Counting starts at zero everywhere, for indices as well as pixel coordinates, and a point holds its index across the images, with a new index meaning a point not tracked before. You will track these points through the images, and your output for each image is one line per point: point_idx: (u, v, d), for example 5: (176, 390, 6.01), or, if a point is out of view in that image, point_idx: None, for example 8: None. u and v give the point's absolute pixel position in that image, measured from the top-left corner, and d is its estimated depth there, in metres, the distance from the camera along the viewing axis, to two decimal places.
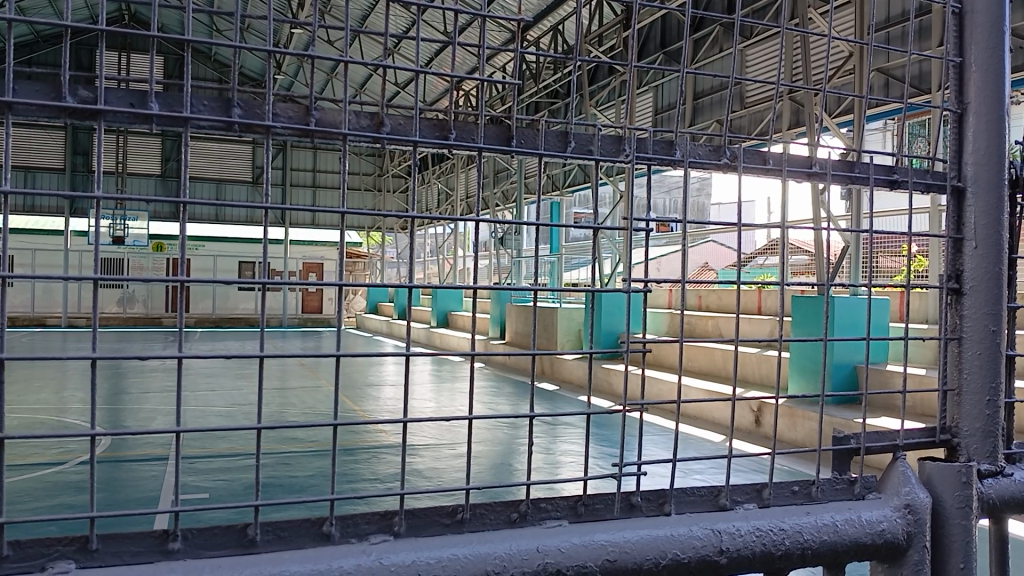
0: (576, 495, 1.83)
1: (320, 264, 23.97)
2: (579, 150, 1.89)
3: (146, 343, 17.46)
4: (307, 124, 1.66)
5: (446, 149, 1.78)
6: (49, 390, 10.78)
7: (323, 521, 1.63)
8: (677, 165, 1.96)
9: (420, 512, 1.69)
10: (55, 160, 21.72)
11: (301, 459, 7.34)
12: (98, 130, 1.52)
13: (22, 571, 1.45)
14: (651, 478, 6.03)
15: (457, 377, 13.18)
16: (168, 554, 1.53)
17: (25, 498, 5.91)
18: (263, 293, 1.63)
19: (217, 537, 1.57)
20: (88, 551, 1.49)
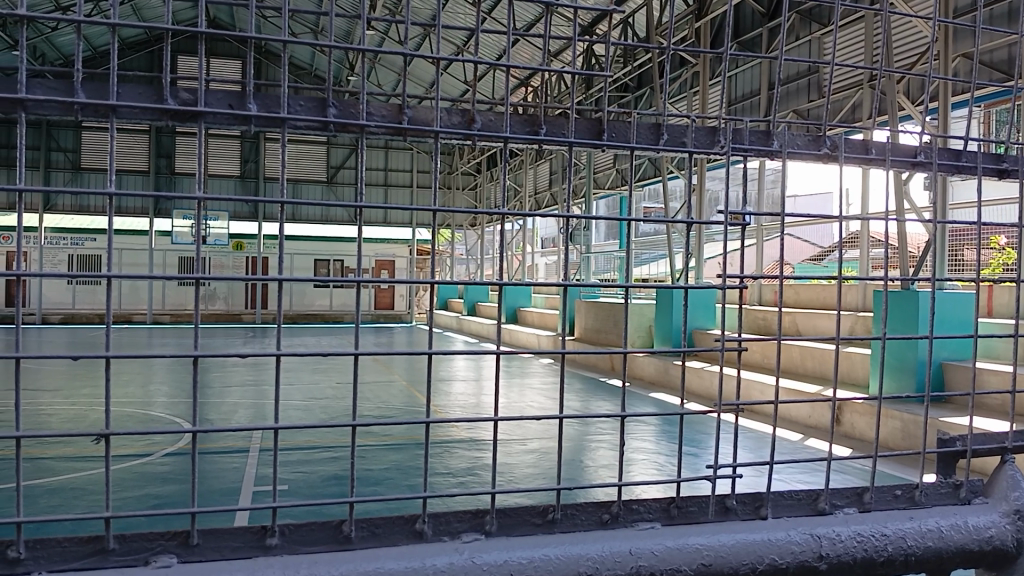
0: (670, 500, 2.26)
1: (392, 262, 24.23)
2: (672, 140, 2.26)
3: (228, 338, 18.02)
4: (399, 123, 2.04)
5: (535, 142, 2.15)
6: (136, 385, 11.24)
7: (416, 519, 2.09)
8: (775, 154, 2.36)
9: (510, 514, 2.13)
10: (140, 162, 22.54)
11: (376, 453, 7.47)
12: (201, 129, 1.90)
13: (131, 561, 1.91)
14: (747, 480, 5.86)
15: (527, 373, 13.20)
16: (267, 549, 1.99)
17: (117, 488, 6.18)
18: (352, 267, 2.00)
19: (314, 530, 2.03)
20: (189, 546, 1.96)
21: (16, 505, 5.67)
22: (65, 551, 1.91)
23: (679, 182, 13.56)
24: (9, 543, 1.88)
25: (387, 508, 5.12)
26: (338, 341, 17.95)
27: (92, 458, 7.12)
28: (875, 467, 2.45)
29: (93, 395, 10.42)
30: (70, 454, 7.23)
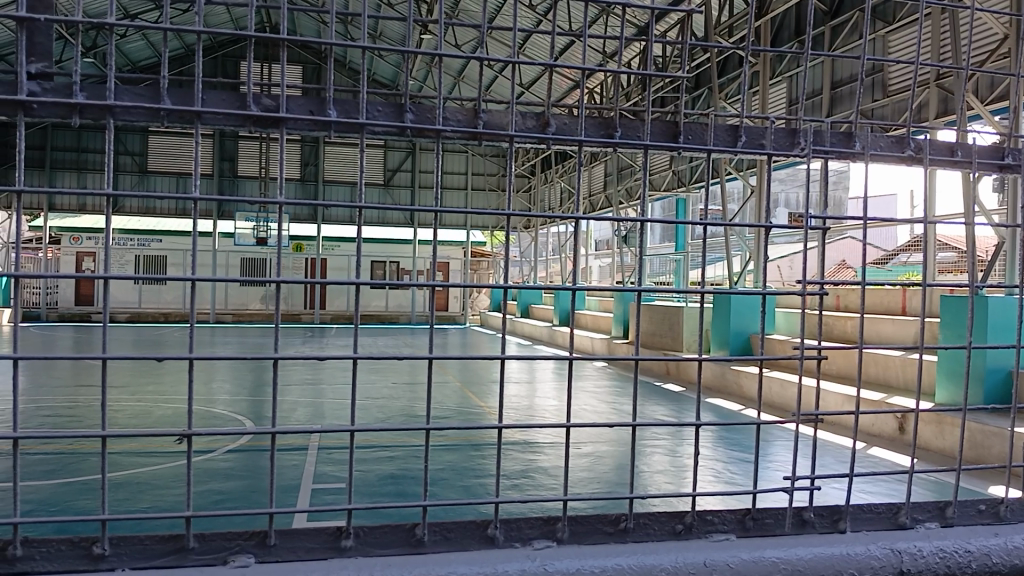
0: (744, 513, 2.50)
1: (447, 264, 24.48)
2: (753, 142, 2.59)
3: (287, 337, 18.41)
4: (474, 128, 2.40)
5: (611, 144, 2.49)
6: (199, 383, 11.52)
7: (488, 525, 2.35)
8: (858, 154, 2.64)
9: (583, 522, 2.40)
10: (205, 166, 23.15)
11: (430, 453, 7.53)
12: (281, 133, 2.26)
13: (209, 560, 2.17)
14: (826, 492, 5.67)
15: (580, 376, 13.16)
16: (341, 550, 2.25)
17: (182, 483, 6.35)
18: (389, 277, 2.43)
19: (388, 534, 2.30)
20: (265, 547, 2.21)
21: (86, 499, 5.86)
22: (147, 548, 2.16)
23: (737, 184, 13.42)
24: (95, 540, 2.13)
25: (443, 513, 5.15)
26: (393, 341, 18.12)
27: (157, 454, 7.32)
28: (957, 481, 2.67)
29: (157, 392, 10.69)
30: (135, 450, 7.44)
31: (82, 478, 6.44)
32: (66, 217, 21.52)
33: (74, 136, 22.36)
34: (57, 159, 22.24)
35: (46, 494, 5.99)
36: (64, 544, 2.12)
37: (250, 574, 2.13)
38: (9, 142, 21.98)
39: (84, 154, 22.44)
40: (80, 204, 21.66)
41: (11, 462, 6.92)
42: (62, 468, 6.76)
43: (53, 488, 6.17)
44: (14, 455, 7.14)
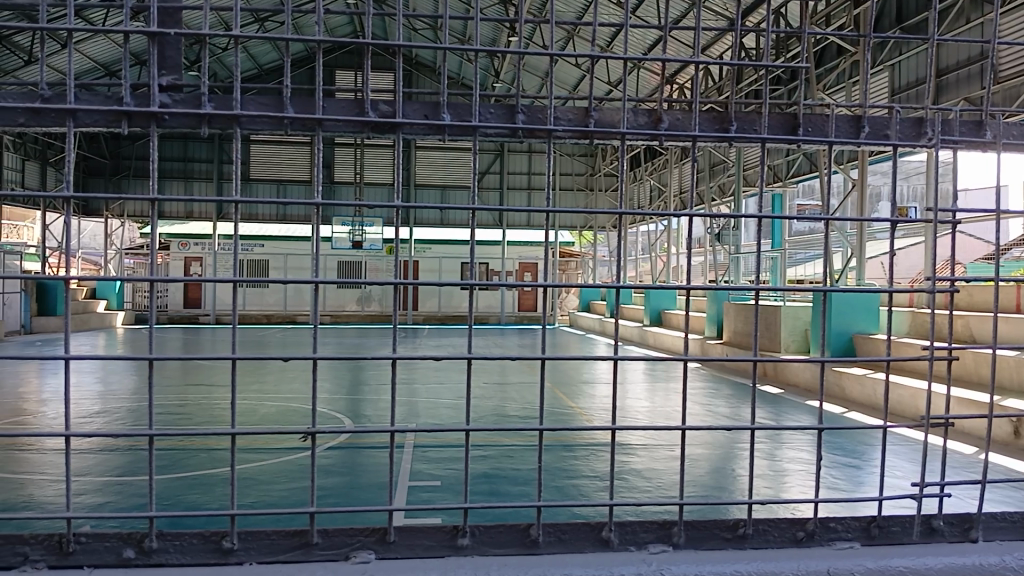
0: (868, 522, 2.95)
1: (535, 264, 24.55)
2: (875, 133, 2.99)
3: (381, 338, 18.84)
4: (586, 127, 2.93)
5: (726, 137, 2.97)
6: (299, 382, 11.94)
7: (604, 529, 2.85)
8: (988, 141, 3.02)
9: (700, 530, 2.88)
10: (303, 173, 23.94)
11: (522, 453, 7.58)
12: (396, 137, 2.85)
13: (332, 553, 2.73)
14: (956, 501, 5.39)
15: (671, 377, 12.98)
16: (459, 548, 2.79)
17: (284, 479, 6.59)
18: (476, 280, 3.00)
19: (503, 533, 2.83)
20: (385, 543, 2.77)
21: (197, 493, 6.15)
22: (274, 544, 2.73)
23: (837, 178, 12.90)
24: (225, 536, 2.70)
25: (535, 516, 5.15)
26: (484, 342, 18.30)
27: (260, 450, 7.61)
28: None
29: (260, 390, 11.11)
30: (241, 446, 7.75)
31: (194, 473, 6.77)
32: (174, 224, 22.70)
33: (180, 146, 23.46)
34: (165, 169, 23.38)
35: (162, 487, 6.34)
36: (197, 539, 2.68)
37: (369, 568, 2.68)
38: (121, 153, 23.20)
39: (190, 163, 23.52)
40: (187, 211, 22.76)
41: (129, 457, 7.34)
42: (175, 463, 7.12)
43: (167, 481, 6.52)
44: (132, 450, 7.56)
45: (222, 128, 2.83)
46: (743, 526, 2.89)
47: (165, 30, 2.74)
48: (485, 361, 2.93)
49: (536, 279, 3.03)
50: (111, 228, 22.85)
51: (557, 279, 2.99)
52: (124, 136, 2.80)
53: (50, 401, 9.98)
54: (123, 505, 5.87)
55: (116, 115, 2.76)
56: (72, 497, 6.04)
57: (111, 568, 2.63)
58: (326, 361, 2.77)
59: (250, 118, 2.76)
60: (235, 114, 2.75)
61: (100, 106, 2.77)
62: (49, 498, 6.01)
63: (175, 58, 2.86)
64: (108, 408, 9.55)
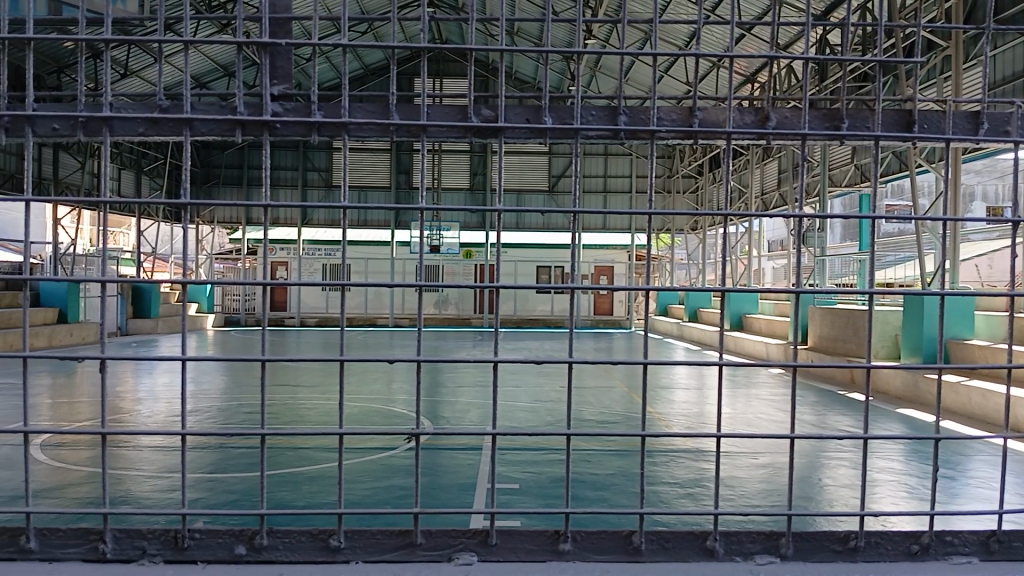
0: (989, 538, 3.25)
1: (611, 267, 24.37)
2: (992, 127, 3.15)
3: (458, 342, 19.04)
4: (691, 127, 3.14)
5: (839, 135, 3.16)
6: (379, 383, 12.18)
7: (709, 540, 3.22)
8: None
9: (813, 542, 3.23)
10: (383, 179, 24.37)
11: (601, 457, 7.53)
12: (498, 140, 3.07)
13: (436, 554, 3.16)
14: None
15: (753, 383, 12.69)
16: (560, 552, 3.18)
17: (367, 478, 6.70)
18: (564, 288, 3.19)
19: (602, 539, 3.21)
20: (486, 546, 3.19)
21: (283, 491, 6.32)
22: (379, 543, 3.18)
23: (928, 177, 12.39)
24: (333, 535, 3.16)
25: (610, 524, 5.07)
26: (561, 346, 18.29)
27: (344, 450, 7.79)
28: None
29: (344, 391, 11.40)
30: (326, 445, 7.94)
31: (282, 470, 6.96)
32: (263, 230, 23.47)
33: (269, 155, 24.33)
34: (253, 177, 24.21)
35: (250, 484, 6.54)
36: (306, 537, 3.15)
37: (471, 569, 3.11)
38: (211, 161, 24.12)
39: (277, 171, 24.30)
40: (273, 217, 23.46)
41: (220, 454, 7.61)
42: (263, 461, 7.35)
43: (256, 478, 6.73)
44: (222, 448, 7.83)
45: (329, 134, 3.10)
46: (855, 539, 3.22)
47: (277, 41, 2.99)
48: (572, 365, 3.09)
49: (629, 279, 3.24)
50: (202, 234, 23.80)
51: (656, 279, 3.23)
52: (237, 143, 3.06)
53: (147, 399, 10.45)
54: (215, 501, 6.08)
55: (231, 124, 3.03)
56: (167, 492, 6.29)
57: (224, 563, 3.10)
58: (428, 369, 3.06)
59: (357, 126, 3.01)
60: (344, 122, 3.01)
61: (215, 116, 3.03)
62: (147, 493, 6.28)
63: (285, 69, 3.12)
64: (200, 407, 9.92)
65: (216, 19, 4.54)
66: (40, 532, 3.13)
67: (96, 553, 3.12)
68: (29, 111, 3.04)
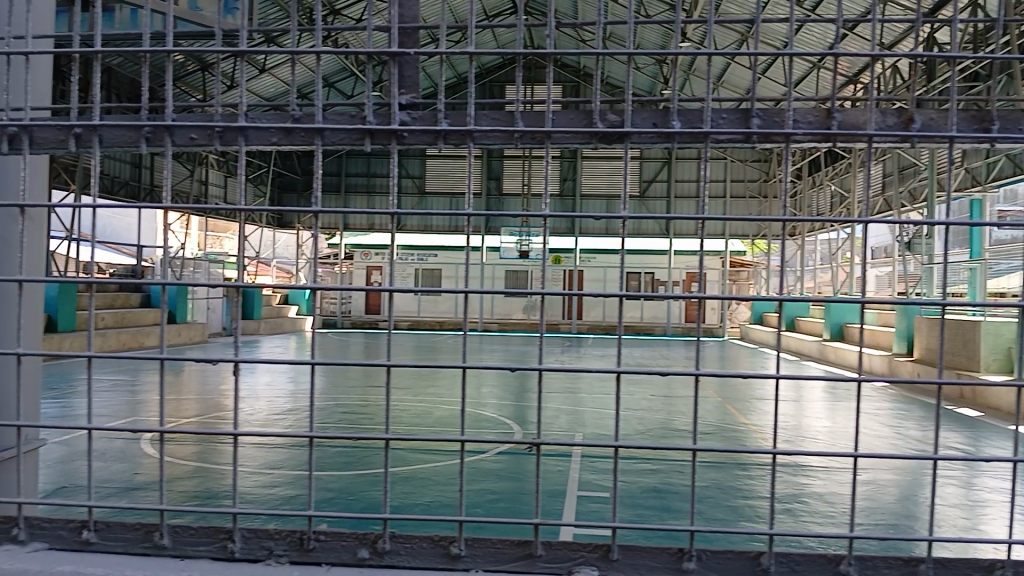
0: None
1: (703, 274, 23.92)
2: None
3: (546, 347, 19.05)
4: (828, 129, 2.92)
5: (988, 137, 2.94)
6: (469, 387, 12.29)
7: (841, 561, 2.90)
8: None
9: (953, 565, 2.90)
10: (474, 185, 24.65)
11: (693, 469, 7.38)
12: (624, 146, 2.92)
13: (558, 567, 2.90)
14: None
15: (853, 396, 12.21)
16: (683, 571, 2.89)
17: (457, 481, 6.77)
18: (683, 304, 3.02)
19: (728, 559, 2.92)
20: (607, 559, 2.91)
21: (376, 491, 6.44)
22: (498, 552, 2.94)
23: None
24: (453, 542, 2.93)
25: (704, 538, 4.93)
26: (649, 353, 18.08)
27: (435, 452, 7.89)
28: None
29: (435, 394, 11.55)
30: (417, 447, 8.05)
31: (373, 470, 7.10)
32: (358, 236, 24.01)
33: (364, 163, 24.94)
34: (349, 184, 24.91)
35: (344, 483, 6.69)
36: (427, 544, 2.92)
37: None
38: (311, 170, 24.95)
39: (373, 179, 24.91)
40: (368, 223, 24.03)
41: (317, 453, 7.83)
42: (358, 461, 7.51)
43: (351, 477, 6.88)
44: (318, 447, 8.04)
45: (456, 143, 2.99)
46: (1001, 570, 2.87)
47: (406, 51, 2.91)
48: (692, 377, 2.94)
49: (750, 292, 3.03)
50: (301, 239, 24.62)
51: (779, 290, 3.02)
52: (367, 154, 2.98)
53: (249, 397, 10.86)
54: (311, 499, 6.24)
55: (360, 134, 2.96)
56: (266, 489, 6.49)
57: (348, 567, 2.91)
58: (546, 377, 2.89)
59: (483, 133, 2.89)
60: (470, 129, 2.91)
61: (346, 125, 2.97)
62: (249, 488, 6.51)
63: (412, 78, 3.04)
64: (297, 406, 10.23)
65: (318, 31, 4.65)
66: (172, 528, 2.99)
67: (226, 552, 2.96)
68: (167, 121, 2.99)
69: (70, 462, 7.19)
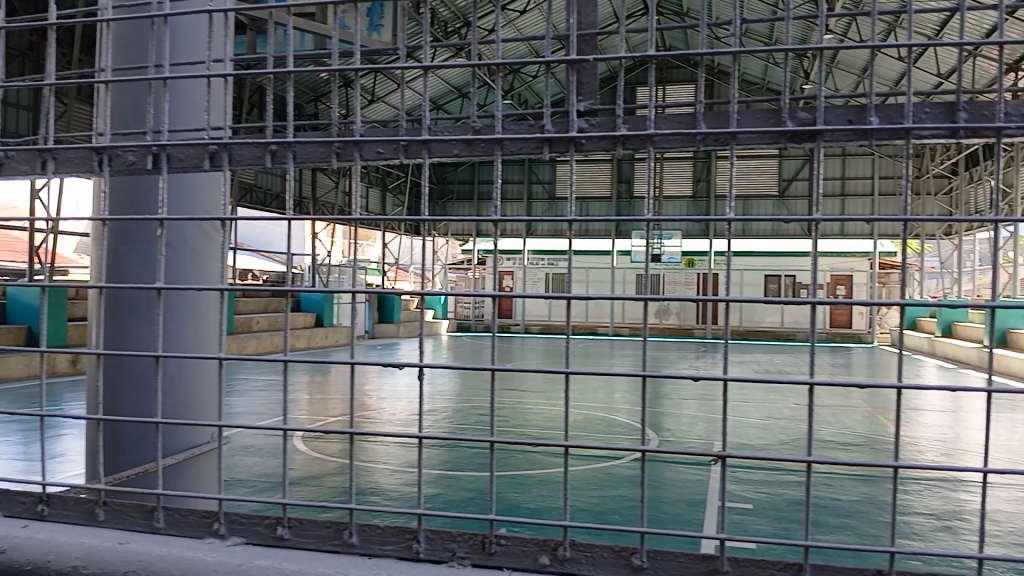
0: None
1: (849, 277, 22.78)
2: None
3: (680, 352, 18.71)
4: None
5: None
6: (603, 392, 12.21)
7: None
8: None
9: None
10: (604, 189, 24.58)
11: (843, 482, 7.00)
12: (816, 146, 2.54)
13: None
14: None
15: (1020, 408, 11.26)
16: None
17: (594, 486, 6.74)
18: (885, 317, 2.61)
19: None
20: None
21: (514, 492, 6.50)
22: (682, 565, 2.53)
23: None
24: (634, 552, 2.54)
25: (857, 556, 4.66)
26: (790, 360, 17.40)
27: (571, 456, 7.87)
28: None
29: (569, 398, 11.57)
30: (554, 451, 8.07)
31: (511, 472, 7.19)
32: (491, 241, 24.49)
33: (496, 170, 25.42)
34: (482, 192, 25.44)
35: (485, 483, 6.80)
36: (608, 552, 2.55)
37: None
38: (446, 178, 25.71)
39: (504, 185, 25.36)
40: (501, 228, 24.42)
41: (455, 453, 8.01)
42: (495, 462, 7.61)
43: (488, 479, 6.97)
44: (457, 448, 8.22)
45: (636, 149, 2.68)
46: None
47: (585, 57, 2.64)
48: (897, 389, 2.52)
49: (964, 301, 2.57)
50: (436, 246, 25.34)
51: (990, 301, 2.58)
52: (545, 164, 2.72)
53: (390, 398, 11.27)
54: (452, 498, 6.37)
55: (539, 143, 2.69)
56: (409, 487, 6.70)
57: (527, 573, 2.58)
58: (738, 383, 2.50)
59: (665, 137, 2.58)
60: (651, 133, 2.60)
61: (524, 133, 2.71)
62: (393, 485, 6.73)
63: (591, 83, 2.77)
64: (435, 408, 10.51)
65: (456, 47, 4.68)
66: (361, 525, 2.72)
67: (410, 552, 2.68)
68: (355, 134, 2.85)
69: (232, 457, 7.69)
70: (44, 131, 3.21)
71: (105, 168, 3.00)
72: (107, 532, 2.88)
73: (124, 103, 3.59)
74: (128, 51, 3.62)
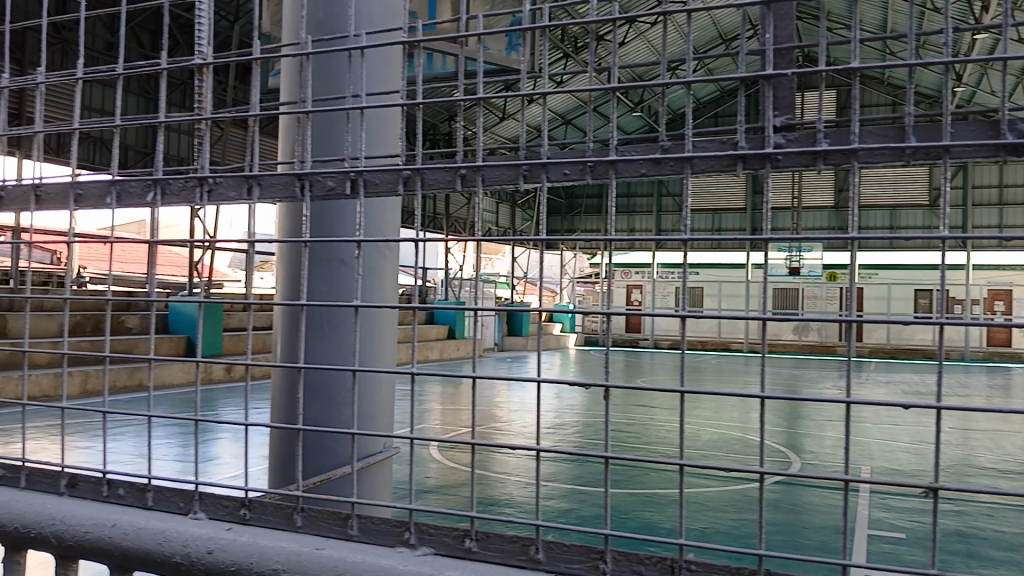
0: None
1: (1009, 291, 21.16)
2: None
3: (820, 370, 17.94)
4: None
5: None
6: (737, 410, 11.87)
7: None
8: None
9: None
10: (738, 201, 23.92)
11: (1007, 514, 6.48)
12: None
13: None
14: None
15: None
16: None
17: (731, 508, 6.53)
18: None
19: None
20: None
21: (649, 511, 6.40)
22: None
23: None
24: None
25: None
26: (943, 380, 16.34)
27: (707, 476, 7.68)
28: None
29: (702, 416, 11.32)
30: (688, 470, 7.90)
31: (645, 490, 7.08)
32: (621, 255, 24.36)
33: (626, 184, 25.37)
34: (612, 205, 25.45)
35: (619, 501, 6.72)
36: None
37: None
38: (576, 193, 25.91)
39: (633, 199, 25.28)
40: (631, 242, 24.25)
41: (587, 469, 7.98)
42: (628, 480, 7.53)
43: (621, 496, 6.90)
44: (589, 463, 8.19)
45: (838, 165, 2.45)
46: None
47: (784, 71, 2.45)
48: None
49: None
50: (565, 261, 25.49)
51: None
52: (739, 181, 2.52)
53: (519, 410, 11.39)
54: (587, 513, 6.35)
55: (732, 161, 2.49)
56: (544, 500, 6.72)
57: None
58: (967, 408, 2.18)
59: (870, 151, 2.34)
60: (855, 146, 2.33)
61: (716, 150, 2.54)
62: (526, 498, 6.77)
63: (787, 98, 2.61)
64: (565, 422, 10.53)
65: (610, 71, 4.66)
66: (547, 541, 2.57)
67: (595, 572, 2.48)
68: (542, 157, 2.78)
69: None
70: (250, 158, 3.46)
71: (307, 194, 3.09)
72: (304, 536, 2.85)
73: (325, 133, 3.81)
74: (325, 84, 3.85)
